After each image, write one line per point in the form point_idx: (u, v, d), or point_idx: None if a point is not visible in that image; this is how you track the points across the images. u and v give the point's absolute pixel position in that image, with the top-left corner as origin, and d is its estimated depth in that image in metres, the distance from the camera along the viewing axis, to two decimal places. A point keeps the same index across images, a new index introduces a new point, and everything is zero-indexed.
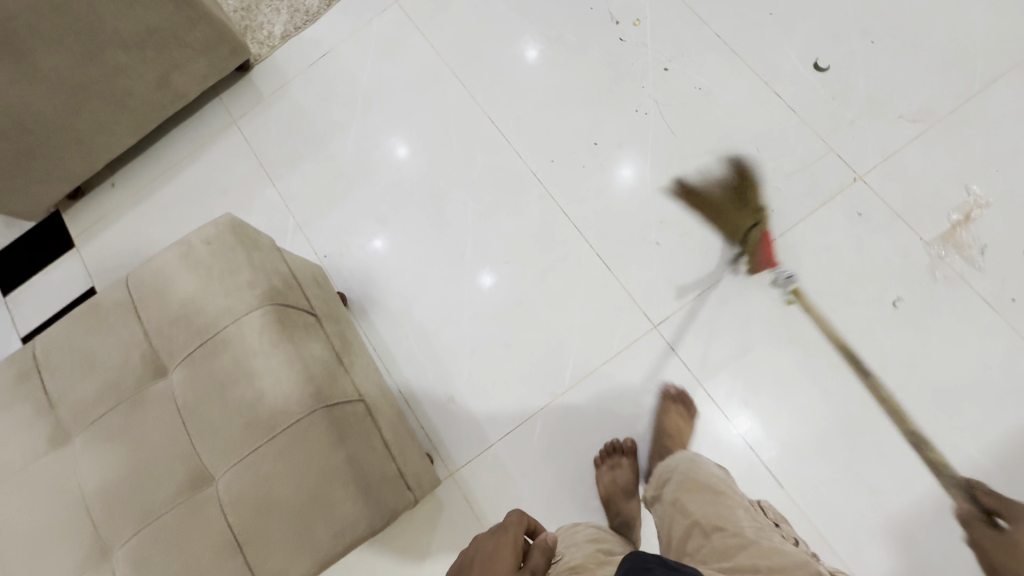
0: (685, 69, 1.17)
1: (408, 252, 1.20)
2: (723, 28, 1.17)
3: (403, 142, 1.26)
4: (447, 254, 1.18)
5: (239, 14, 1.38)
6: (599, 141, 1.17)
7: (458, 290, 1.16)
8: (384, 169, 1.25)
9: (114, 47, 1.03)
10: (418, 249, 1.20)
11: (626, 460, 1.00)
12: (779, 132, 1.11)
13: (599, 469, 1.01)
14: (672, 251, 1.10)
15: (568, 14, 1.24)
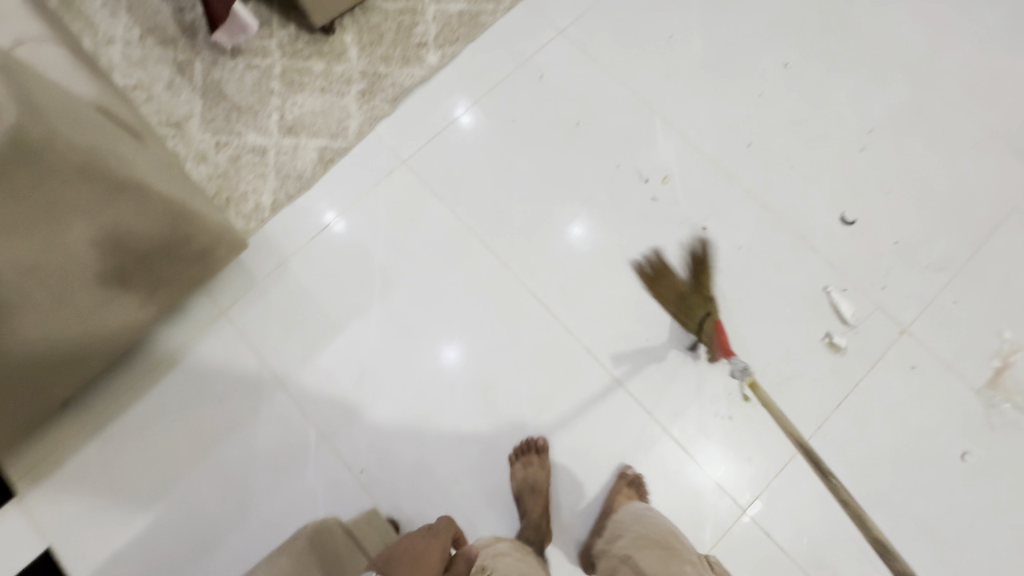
0: (722, 227, 1.17)
1: (358, 331, 1.13)
2: (749, 183, 1.19)
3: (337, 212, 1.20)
4: (400, 329, 1.13)
5: (216, 182, 1.20)
6: (651, 312, 1.13)
7: (422, 368, 1.11)
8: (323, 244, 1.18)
9: (92, 286, 0.82)
10: (372, 334, 1.13)
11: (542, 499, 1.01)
12: (823, 288, 1.13)
13: (513, 468, 1.04)
14: (747, 425, 1.06)
15: (594, 173, 1.21)
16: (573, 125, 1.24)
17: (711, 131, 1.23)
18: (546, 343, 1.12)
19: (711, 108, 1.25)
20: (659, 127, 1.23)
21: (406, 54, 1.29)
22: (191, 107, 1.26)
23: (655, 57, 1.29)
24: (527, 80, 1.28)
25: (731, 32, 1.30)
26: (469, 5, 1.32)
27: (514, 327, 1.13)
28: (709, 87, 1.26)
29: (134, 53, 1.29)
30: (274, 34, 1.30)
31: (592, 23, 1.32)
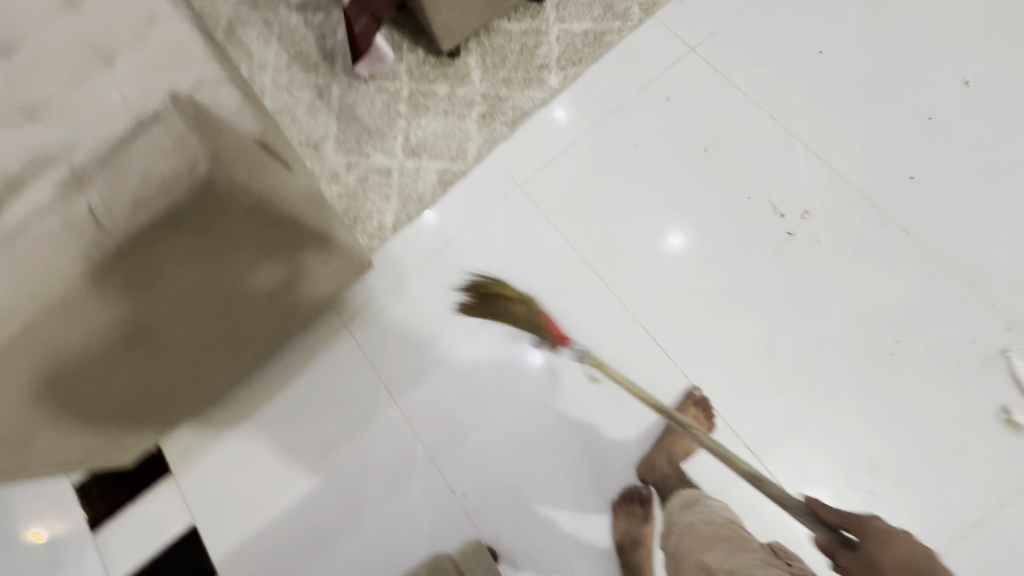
0: (872, 272, 1.03)
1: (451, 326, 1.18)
2: (910, 223, 1.04)
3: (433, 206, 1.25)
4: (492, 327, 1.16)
5: (345, 201, 1.28)
6: (780, 363, 1.02)
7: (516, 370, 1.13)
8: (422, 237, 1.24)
9: (248, 305, 0.91)
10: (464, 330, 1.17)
11: (638, 508, 1.03)
12: (1000, 350, 0.96)
13: (615, 515, 1.03)
14: (891, 503, 0.93)
15: (722, 206, 1.12)
16: (701, 152, 1.16)
17: (864, 161, 1.09)
18: (659, 386, 1.05)
19: (865, 135, 1.11)
20: (801, 156, 1.12)
21: (527, 75, 1.28)
22: (327, 129, 1.35)
23: (799, 76, 1.17)
24: (652, 102, 1.22)
25: (895, 47, 1.14)
26: (593, 24, 1.29)
27: (624, 365, 1.08)
28: (864, 110, 1.12)
29: (282, 78, 1.41)
30: (403, 58, 1.35)
31: (727, 39, 1.22)
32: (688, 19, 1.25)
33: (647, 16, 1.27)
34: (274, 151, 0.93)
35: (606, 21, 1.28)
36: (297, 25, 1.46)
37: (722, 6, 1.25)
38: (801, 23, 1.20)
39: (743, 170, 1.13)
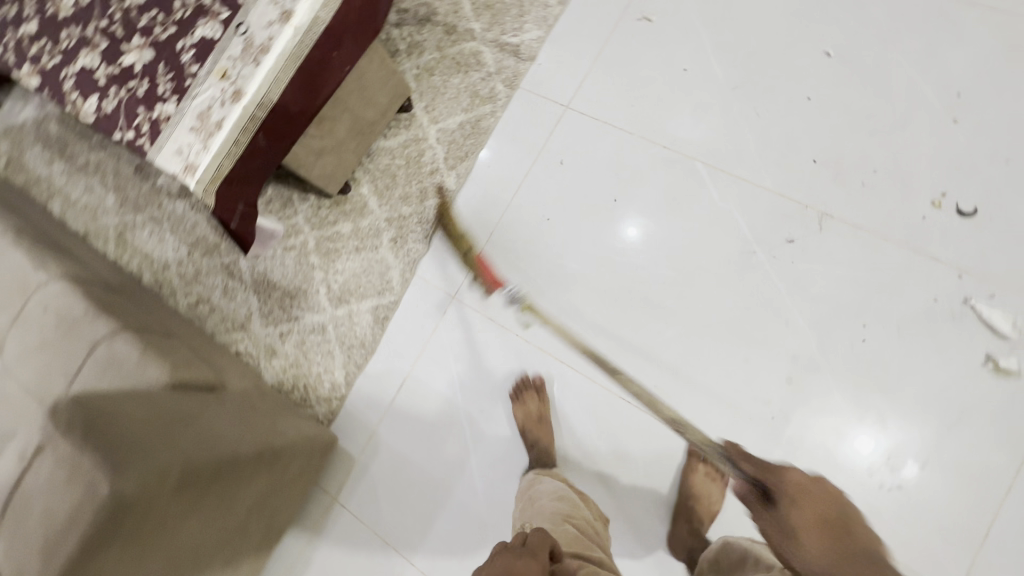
0: (814, 265, 1.02)
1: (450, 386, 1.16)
2: (830, 207, 1.04)
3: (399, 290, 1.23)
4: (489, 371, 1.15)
5: (291, 373, 1.23)
6: (764, 389, 1.01)
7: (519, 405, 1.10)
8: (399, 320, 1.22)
9: (220, 551, 0.87)
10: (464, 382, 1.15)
11: None
12: (964, 301, 0.95)
13: None
14: (924, 492, 0.91)
15: (651, 248, 1.12)
16: (612, 204, 1.16)
17: (765, 162, 1.09)
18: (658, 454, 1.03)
19: (756, 135, 1.11)
20: (705, 176, 1.11)
21: (422, 186, 1.26)
22: (249, 305, 1.31)
23: (674, 99, 1.17)
24: (549, 171, 1.21)
25: (751, 41, 1.15)
26: (466, 115, 1.28)
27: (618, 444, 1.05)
28: (746, 111, 1.13)
29: (188, 271, 1.38)
30: (298, 210, 1.32)
31: (596, 86, 1.22)
32: (552, 80, 1.25)
33: (514, 90, 1.27)
34: (193, 385, 0.89)
35: (477, 108, 1.28)
36: (186, 211, 1.42)
37: (579, 57, 1.25)
38: (658, 48, 1.20)
39: (658, 209, 1.13)
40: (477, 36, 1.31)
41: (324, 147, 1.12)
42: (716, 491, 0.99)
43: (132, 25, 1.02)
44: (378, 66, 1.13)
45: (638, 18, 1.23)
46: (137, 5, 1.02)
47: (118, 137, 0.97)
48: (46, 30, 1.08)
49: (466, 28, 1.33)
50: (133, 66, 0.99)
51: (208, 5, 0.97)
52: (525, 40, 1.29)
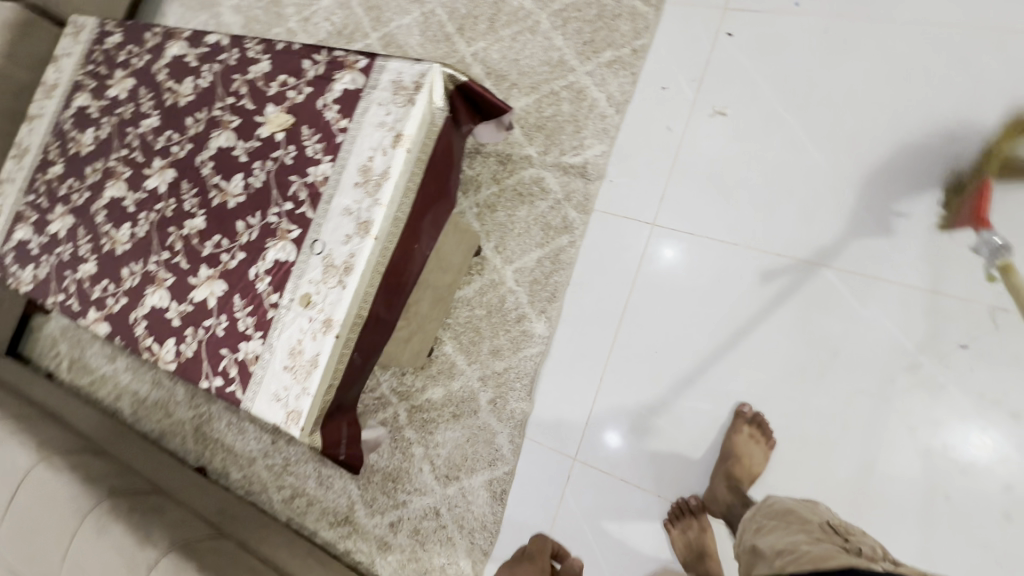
0: (997, 370, 0.89)
1: (559, 508, 1.09)
2: (1000, 299, 0.91)
3: (510, 460, 1.12)
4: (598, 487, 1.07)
5: (412, 567, 1.13)
6: (977, 527, 0.87)
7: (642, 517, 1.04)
8: (514, 485, 1.12)
9: None
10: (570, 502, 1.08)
11: None
12: None
13: None
14: None
15: (784, 362, 1.00)
16: (735, 329, 1.03)
17: (904, 256, 0.97)
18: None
19: (883, 224, 0.99)
20: (836, 282, 0.99)
21: (512, 335, 1.16)
22: (349, 494, 1.21)
23: (775, 195, 1.06)
24: (652, 302, 1.10)
25: (847, 120, 1.04)
26: (543, 248, 1.18)
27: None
28: (865, 198, 1.01)
29: (276, 462, 1.29)
30: (381, 380, 1.23)
31: (680, 197, 1.12)
32: (628, 198, 1.16)
33: (589, 214, 1.17)
34: None
35: (553, 239, 1.18)
36: None
37: (653, 166, 1.15)
38: (740, 145, 1.10)
39: (787, 322, 1.01)
40: (535, 160, 1.23)
41: (412, 331, 1.03)
42: None
43: (195, 254, 0.95)
44: (451, 234, 1.06)
45: (711, 112, 1.14)
46: (197, 231, 0.96)
47: (205, 385, 0.89)
48: (105, 269, 1.02)
49: (521, 153, 1.24)
50: (205, 301, 0.92)
51: (275, 224, 0.90)
52: (588, 157, 1.20)
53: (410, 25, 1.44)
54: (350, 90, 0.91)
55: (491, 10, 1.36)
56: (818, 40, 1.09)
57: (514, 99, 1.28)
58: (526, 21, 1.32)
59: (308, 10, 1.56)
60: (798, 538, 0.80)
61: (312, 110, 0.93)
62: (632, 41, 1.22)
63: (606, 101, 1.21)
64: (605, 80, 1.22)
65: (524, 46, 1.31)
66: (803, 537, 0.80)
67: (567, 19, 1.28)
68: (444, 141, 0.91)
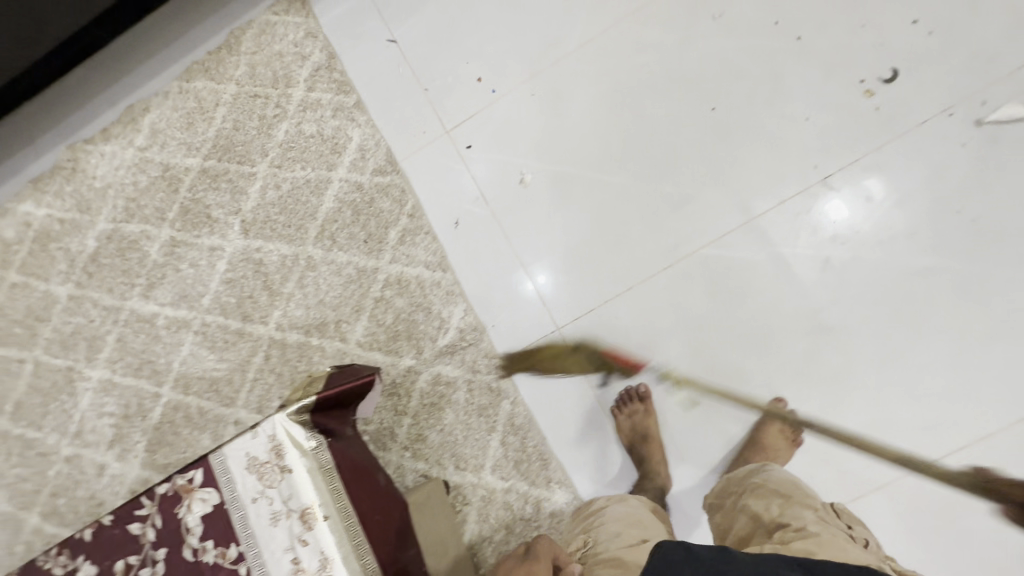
0: (865, 214, 1.00)
1: None
2: (817, 171, 1.03)
3: None
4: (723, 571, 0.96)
5: None
6: (969, 329, 0.95)
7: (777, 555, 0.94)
8: None
9: None
10: None
11: None
12: (977, 125, 0.98)
13: None
14: None
15: (739, 322, 1.03)
16: (679, 324, 1.05)
17: (736, 192, 1.06)
18: (993, 518, 0.91)
19: (701, 183, 1.07)
20: (718, 250, 1.05)
21: (548, 527, 1.03)
22: None
23: (612, 220, 1.10)
24: (624, 386, 1.05)
25: (610, 138, 1.12)
26: (498, 430, 1.07)
27: (979, 510, 0.92)
28: (673, 177, 1.08)
29: None
30: None
31: (546, 277, 1.11)
32: (516, 322, 1.11)
33: (502, 367, 1.10)
34: None
35: (497, 414, 1.08)
36: None
37: (509, 281, 1.12)
38: (557, 213, 1.12)
39: (711, 295, 1.04)
40: (419, 365, 1.13)
41: None
42: None
43: None
44: (423, 512, 1.00)
45: (509, 206, 1.15)
46: None
47: None
48: None
49: (402, 370, 1.13)
50: None
51: None
52: (459, 324, 1.12)
53: (193, 351, 1.25)
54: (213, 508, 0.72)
55: (261, 279, 1.24)
56: (533, 99, 1.17)
57: (350, 331, 1.17)
58: (300, 263, 1.22)
59: (69, 423, 1.27)
60: (808, 515, 0.94)
61: (184, 570, 0.71)
62: (401, 210, 1.19)
63: (428, 270, 1.16)
64: (411, 256, 1.17)
65: (318, 284, 1.20)
66: (811, 514, 0.94)
67: (333, 234, 1.21)
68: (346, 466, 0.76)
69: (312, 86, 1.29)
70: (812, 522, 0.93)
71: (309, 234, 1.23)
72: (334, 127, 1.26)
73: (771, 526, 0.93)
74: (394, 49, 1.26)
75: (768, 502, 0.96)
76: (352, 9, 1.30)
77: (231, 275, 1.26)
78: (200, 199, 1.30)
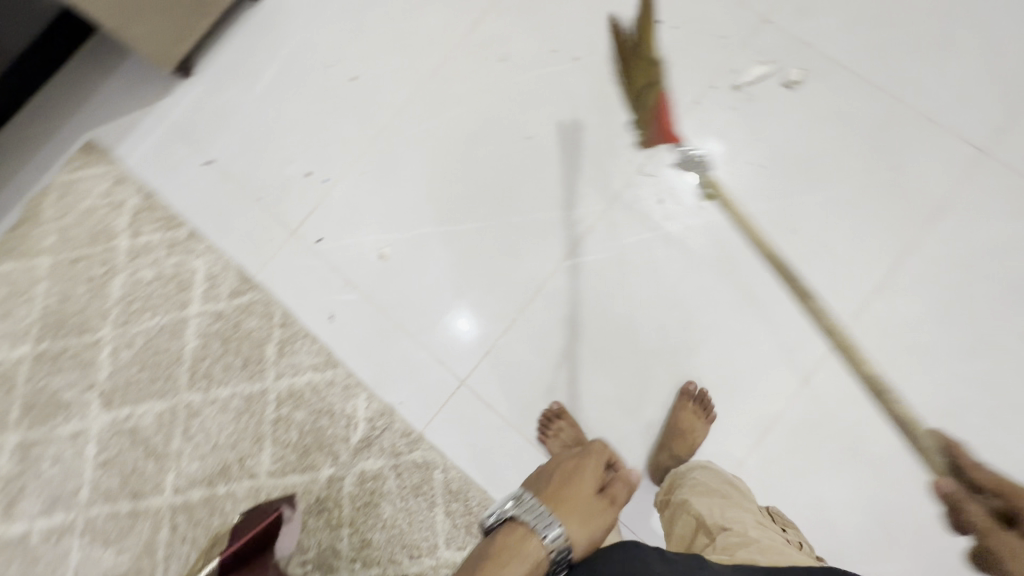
0: (680, 189, 1.12)
1: None
2: (630, 164, 1.14)
3: None
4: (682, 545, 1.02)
5: None
6: (797, 254, 1.07)
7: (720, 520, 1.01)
8: None
9: None
10: None
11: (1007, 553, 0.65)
12: (736, 89, 1.13)
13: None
14: (896, 158, 1.07)
15: (616, 317, 1.09)
16: (566, 338, 1.09)
17: (573, 203, 1.13)
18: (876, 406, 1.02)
19: (540, 205, 1.14)
20: (575, 259, 1.11)
21: None
22: None
23: (474, 265, 1.13)
24: (540, 413, 1.08)
25: (447, 191, 1.16)
26: (439, 503, 1.05)
27: (864, 402, 1.02)
28: (514, 208, 1.14)
29: None
30: None
31: (432, 337, 1.11)
32: (419, 392, 1.10)
33: (421, 440, 1.08)
34: None
35: (432, 488, 1.06)
36: None
37: (398, 354, 1.11)
38: (421, 275, 1.14)
39: (584, 301, 1.10)
40: (340, 471, 1.08)
41: None
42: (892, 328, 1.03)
43: None
44: None
45: (374, 283, 1.15)
46: None
47: None
48: None
49: (324, 483, 1.07)
50: None
51: None
52: (366, 414, 1.09)
53: (85, 554, 1.09)
54: (509, 518, 0.61)
55: (141, 448, 1.13)
56: (364, 179, 1.19)
57: (257, 465, 1.09)
58: (180, 415, 1.13)
59: None
60: (745, 516, 0.83)
61: None
62: (270, 323, 1.15)
63: (316, 373, 1.12)
64: (296, 365, 1.13)
65: (206, 429, 1.12)
66: (748, 512, 0.84)
67: (207, 371, 1.14)
68: (602, 517, 0.63)
69: (137, 232, 1.22)
70: (749, 527, 0.79)
71: (180, 381, 1.14)
72: (173, 265, 1.19)
73: (713, 526, 0.80)
74: (211, 170, 1.23)
75: (709, 496, 0.87)
76: (155, 145, 1.25)
77: (106, 456, 1.13)
78: (45, 388, 1.16)
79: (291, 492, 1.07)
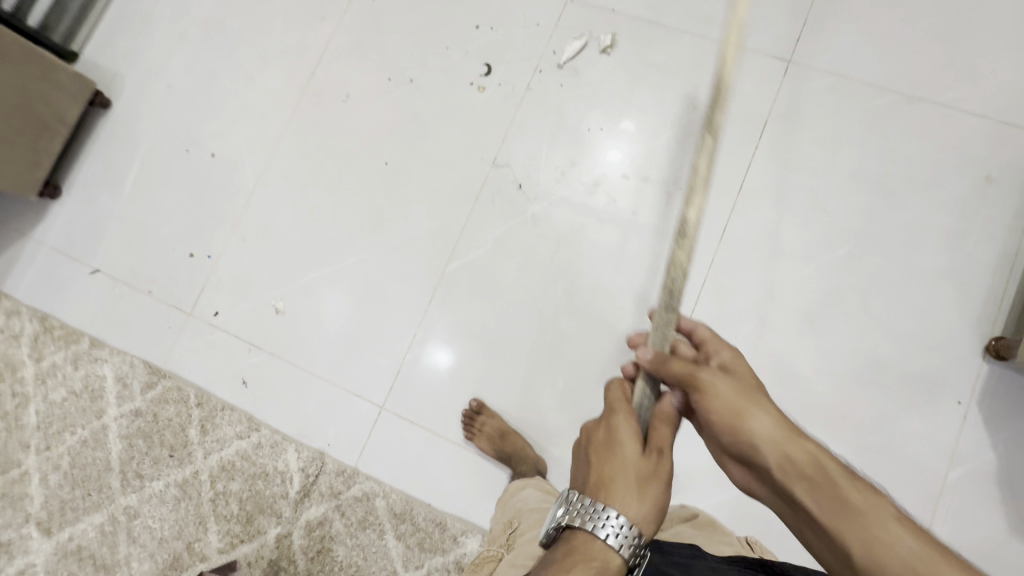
0: (534, 170, 1.18)
1: None
2: (484, 161, 1.19)
3: None
4: None
5: None
6: (655, 198, 1.13)
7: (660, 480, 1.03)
8: None
9: None
10: None
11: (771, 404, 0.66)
12: (561, 67, 1.21)
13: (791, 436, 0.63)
14: (716, 88, 1.15)
15: (508, 304, 1.13)
16: (469, 338, 1.13)
17: (442, 212, 1.19)
18: (762, 314, 1.06)
19: (412, 224, 1.19)
20: (457, 262, 1.16)
21: None
22: None
23: (367, 295, 1.18)
24: (461, 415, 1.10)
25: (326, 233, 1.21)
26: (388, 529, 1.06)
27: (752, 315, 1.07)
28: (390, 232, 1.20)
29: None
30: None
31: (346, 374, 1.15)
32: (345, 430, 1.13)
33: (357, 474, 1.09)
34: None
35: (378, 516, 1.07)
36: None
37: (318, 398, 1.14)
38: (321, 318, 1.18)
39: (475, 298, 1.15)
40: (287, 528, 1.08)
41: None
42: (755, 239, 1.09)
43: None
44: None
45: (278, 339, 1.18)
46: None
47: None
48: None
49: (273, 544, 1.08)
50: None
51: None
52: (298, 465, 1.11)
53: None
54: (566, 525, 0.61)
55: (89, 566, 1.11)
56: (246, 244, 1.23)
57: (206, 546, 1.09)
58: (120, 521, 1.12)
59: None
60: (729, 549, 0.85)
61: None
62: (187, 406, 1.16)
63: (242, 440, 1.13)
64: (221, 438, 1.14)
65: (150, 526, 1.12)
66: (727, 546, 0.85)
67: (138, 471, 1.14)
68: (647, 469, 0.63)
69: (40, 356, 1.22)
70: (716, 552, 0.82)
71: (114, 487, 1.14)
72: (82, 377, 1.20)
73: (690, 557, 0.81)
74: (99, 277, 1.26)
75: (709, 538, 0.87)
76: (41, 269, 1.28)
77: None
78: None
79: (245, 562, 1.07)
